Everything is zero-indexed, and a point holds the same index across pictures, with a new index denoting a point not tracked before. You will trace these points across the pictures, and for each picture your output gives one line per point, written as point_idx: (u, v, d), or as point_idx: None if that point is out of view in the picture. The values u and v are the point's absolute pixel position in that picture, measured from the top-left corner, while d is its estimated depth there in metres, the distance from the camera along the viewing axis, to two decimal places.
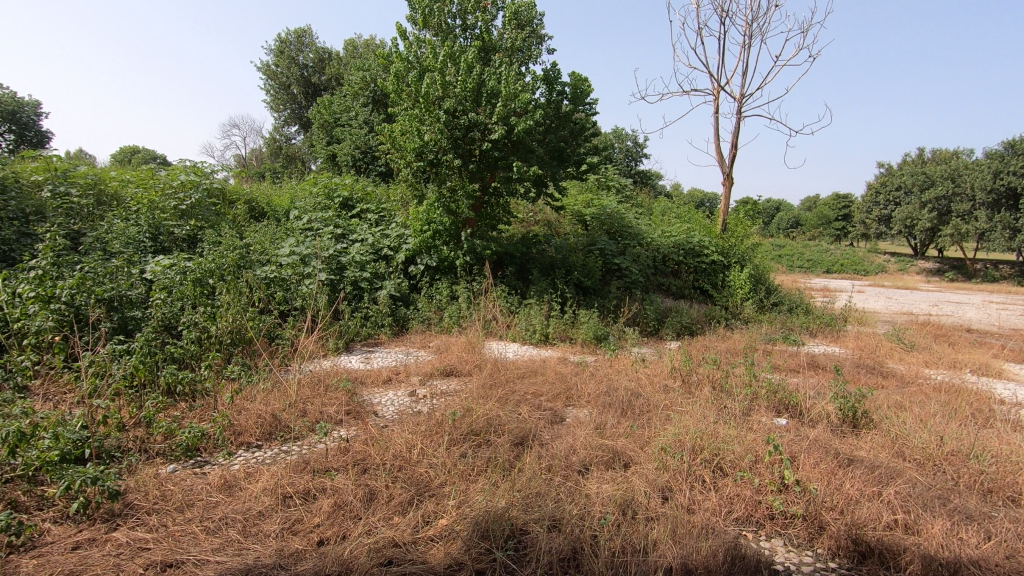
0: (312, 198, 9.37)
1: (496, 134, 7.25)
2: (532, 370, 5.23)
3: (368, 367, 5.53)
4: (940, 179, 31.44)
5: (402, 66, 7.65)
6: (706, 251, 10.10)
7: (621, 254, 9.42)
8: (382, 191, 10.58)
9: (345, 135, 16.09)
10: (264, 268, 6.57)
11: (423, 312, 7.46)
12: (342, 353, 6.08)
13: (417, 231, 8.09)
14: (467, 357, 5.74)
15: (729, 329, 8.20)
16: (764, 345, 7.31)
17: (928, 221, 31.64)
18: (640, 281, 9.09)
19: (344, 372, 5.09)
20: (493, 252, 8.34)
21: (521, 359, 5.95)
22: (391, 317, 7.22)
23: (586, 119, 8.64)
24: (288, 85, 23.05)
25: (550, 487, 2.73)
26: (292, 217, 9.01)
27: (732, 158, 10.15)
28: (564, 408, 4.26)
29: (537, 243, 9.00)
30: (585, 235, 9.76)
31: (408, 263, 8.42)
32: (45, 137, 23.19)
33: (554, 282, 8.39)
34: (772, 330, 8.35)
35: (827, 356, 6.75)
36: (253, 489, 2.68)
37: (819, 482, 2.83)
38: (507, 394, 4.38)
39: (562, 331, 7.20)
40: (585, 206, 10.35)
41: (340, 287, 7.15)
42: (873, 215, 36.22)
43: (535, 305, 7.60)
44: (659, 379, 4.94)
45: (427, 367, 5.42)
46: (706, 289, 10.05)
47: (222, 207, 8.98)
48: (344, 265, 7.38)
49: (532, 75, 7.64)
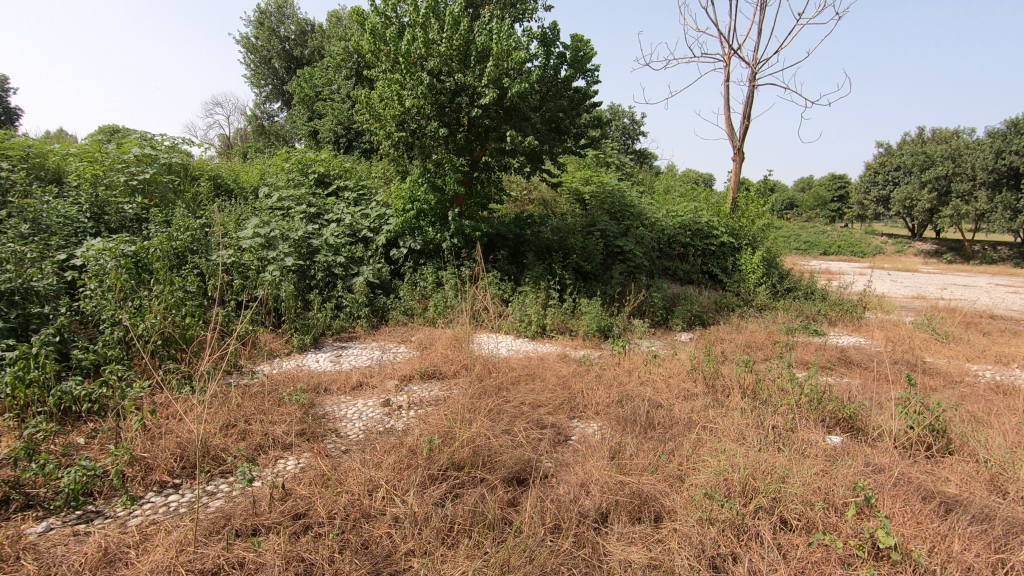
0: (285, 175, 8.51)
1: (487, 99, 6.38)
2: (528, 372, 4.46)
3: (337, 367, 4.75)
4: (940, 159, 30.72)
5: (379, 21, 6.74)
6: (716, 231, 9.34)
7: (624, 236, 8.64)
8: (363, 168, 9.67)
9: (327, 109, 15.10)
10: (221, 252, 5.72)
11: (405, 302, 6.66)
12: (310, 351, 5.29)
13: (399, 210, 7.26)
14: (452, 355, 4.97)
15: (743, 318, 7.48)
16: (784, 337, 6.59)
17: (928, 201, 31.03)
18: (645, 265, 8.33)
19: (306, 376, 4.30)
20: (484, 233, 7.54)
21: (515, 356, 5.19)
22: (369, 307, 6.41)
23: (587, 86, 7.77)
24: (269, 59, 21.81)
25: (558, 561, 1.99)
26: (261, 195, 8.11)
27: (743, 131, 9.34)
28: (568, 424, 3.51)
29: (532, 224, 8.18)
30: (584, 216, 8.94)
31: (390, 246, 7.59)
32: (13, 115, 21.99)
33: (552, 266, 7.59)
34: (787, 319, 7.65)
35: (857, 350, 6.03)
36: (140, 568, 1.91)
37: (919, 543, 2.10)
38: (499, 405, 3.61)
39: (561, 322, 6.44)
40: (584, 183, 9.53)
41: (311, 273, 6.32)
42: (871, 196, 35.56)
43: (530, 292, 6.82)
44: (678, 384, 4.21)
45: (406, 367, 4.65)
46: (715, 273, 9.31)
47: (183, 184, 8.07)
48: (316, 249, 6.54)
49: (527, 32, 6.76)
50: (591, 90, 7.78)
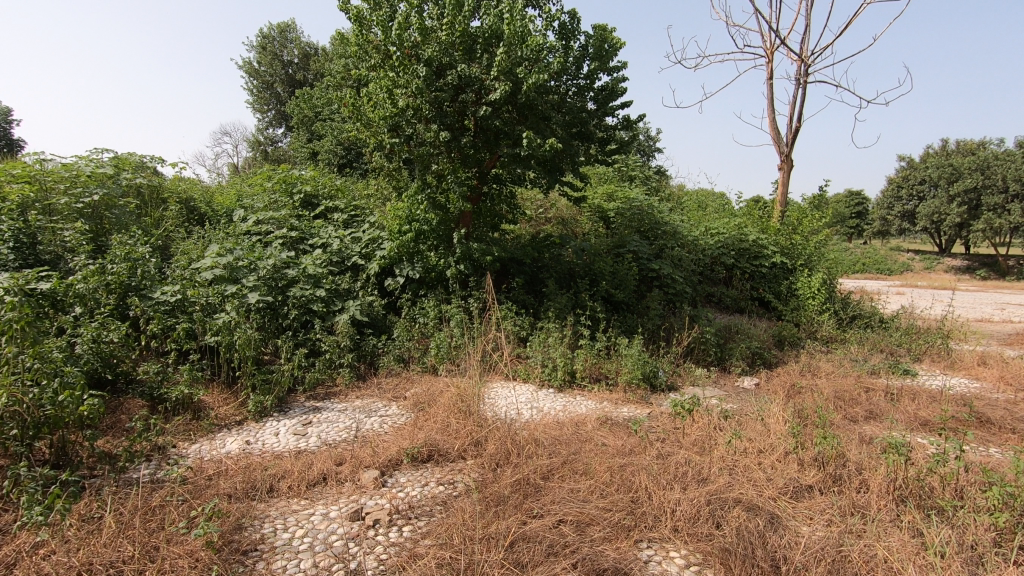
0: (266, 196, 7.39)
1: (497, 94, 5.24)
2: (565, 457, 3.16)
3: (300, 446, 3.49)
4: (968, 171, 29.26)
5: (368, 8, 5.66)
6: (765, 251, 8.03)
7: (658, 258, 7.40)
8: (358, 187, 8.53)
9: (326, 130, 14.14)
10: (166, 288, 4.53)
11: (401, 343, 5.41)
12: (271, 417, 4.04)
13: (393, 233, 6.07)
14: (457, 423, 3.70)
15: (813, 357, 6.15)
16: (876, 383, 5.25)
17: (958, 216, 29.40)
18: (686, 292, 7.04)
19: (248, 468, 3.03)
20: (495, 258, 6.32)
21: (541, 421, 3.90)
22: (356, 351, 5.17)
23: (613, 83, 6.65)
24: (272, 84, 21.15)
25: None
26: (236, 217, 6.97)
27: (791, 136, 8.16)
28: (638, 560, 2.21)
29: (551, 246, 6.95)
30: (610, 237, 7.72)
31: (384, 275, 6.39)
32: (13, 144, 21.39)
33: (578, 295, 6.34)
34: (864, 357, 6.31)
35: (979, 399, 4.67)
36: None
37: None
38: (529, 530, 2.32)
39: (594, 367, 5.18)
40: (608, 198, 8.33)
41: (283, 312, 5.11)
42: (895, 211, 34.06)
43: (554, 329, 5.57)
44: (785, 476, 2.89)
45: (392, 446, 3.36)
46: (766, 299, 7.97)
47: (147, 209, 6.95)
48: (293, 282, 5.33)
49: (546, 16, 5.65)
50: (618, 88, 6.65)
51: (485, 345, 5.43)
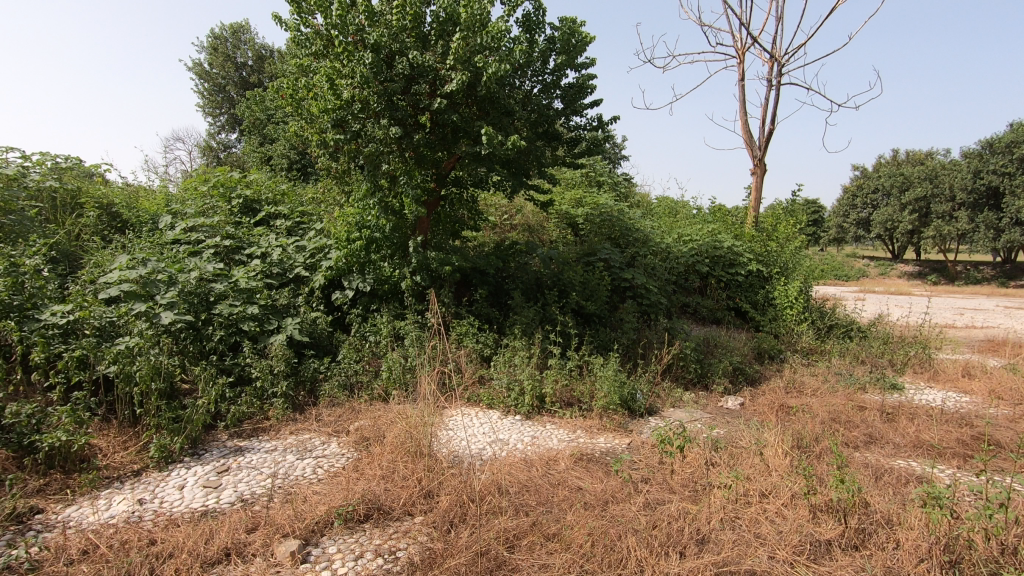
0: (200, 201, 6.63)
1: (453, 84, 4.69)
2: (535, 516, 2.58)
3: (207, 505, 2.81)
4: (918, 181, 30.18)
5: None
6: (741, 258, 7.68)
7: (630, 267, 6.95)
8: (306, 191, 7.82)
9: (278, 133, 13.29)
10: (57, 308, 3.79)
11: (347, 366, 4.76)
12: (180, 463, 3.34)
13: (340, 241, 5.43)
14: (406, 467, 3.09)
15: (796, 371, 5.77)
16: (866, 400, 4.86)
17: (909, 223, 30.25)
18: (661, 303, 6.60)
19: (128, 543, 2.35)
20: (455, 268, 5.74)
21: (506, 461, 3.32)
22: (293, 377, 4.49)
23: (581, 80, 6.20)
24: (225, 87, 20.09)
25: None
26: (162, 225, 6.18)
27: (764, 140, 7.90)
28: None
29: (517, 255, 6.41)
30: (579, 245, 7.24)
31: (331, 288, 5.72)
32: None
33: (546, 308, 5.81)
34: (848, 370, 5.97)
35: (978, 416, 4.33)
36: None
37: None
38: None
39: (565, 389, 4.65)
40: (576, 204, 7.86)
41: (206, 333, 4.40)
42: (851, 219, 34.97)
43: (520, 347, 5.01)
44: (798, 533, 2.40)
45: (321, 503, 2.73)
46: (742, 309, 7.61)
47: (58, 215, 6.10)
48: (221, 297, 4.62)
49: (509, 1, 5.14)
50: (587, 85, 6.20)
51: (444, 366, 4.84)
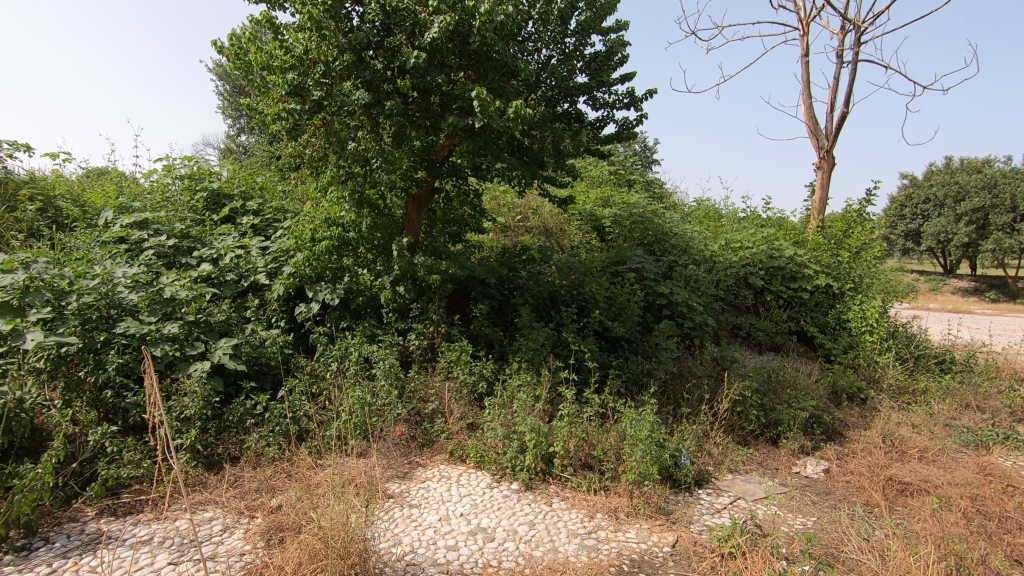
0: (155, 194, 5.59)
1: (436, 33, 3.54)
2: None
3: None
4: (975, 190, 27.83)
5: None
6: (804, 270, 6.29)
7: (668, 279, 5.65)
8: (290, 185, 6.75)
9: None
10: None
11: (293, 404, 3.59)
12: None
13: (302, 241, 4.29)
14: None
15: (889, 420, 4.37)
16: (1007, 471, 3.44)
17: (966, 236, 27.84)
18: (708, 325, 5.27)
19: None
20: (446, 277, 4.54)
21: None
22: (213, 422, 3.33)
23: (610, 45, 4.96)
24: (242, 87, 19.46)
25: None
26: (104, 220, 5.14)
27: (832, 129, 6.52)
28: None
29: (528, 263, 5.18)
30: (604, 251, 5.98)
31: (294, 300, 4.56)
32: None
33: (563, 331, 4.56)
34: (957, 420, 4.54)
35: None
36: None
37: None
38: None
39: (581, 446, 3.40)
40: (602, 203, 6.63)
41: (101, 361, 3.28)
42: (898, 231, 32.64)
43: (522, 385, 3.77)
44: None
45: None
46: (806, 333, 6.20)
47: None
48: (130, 312, 3.49)
49: None
50: (617, 52, 4.96)
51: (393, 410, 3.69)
